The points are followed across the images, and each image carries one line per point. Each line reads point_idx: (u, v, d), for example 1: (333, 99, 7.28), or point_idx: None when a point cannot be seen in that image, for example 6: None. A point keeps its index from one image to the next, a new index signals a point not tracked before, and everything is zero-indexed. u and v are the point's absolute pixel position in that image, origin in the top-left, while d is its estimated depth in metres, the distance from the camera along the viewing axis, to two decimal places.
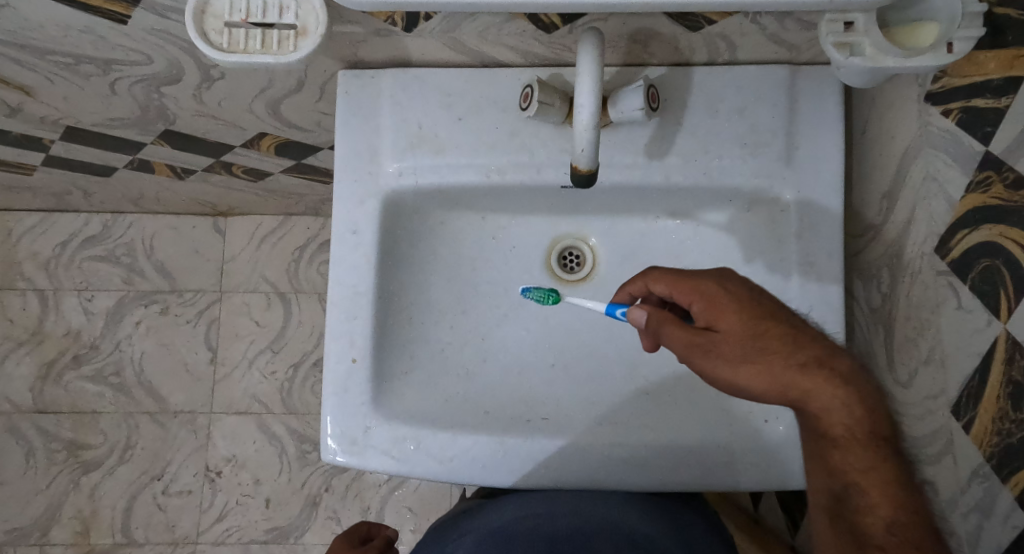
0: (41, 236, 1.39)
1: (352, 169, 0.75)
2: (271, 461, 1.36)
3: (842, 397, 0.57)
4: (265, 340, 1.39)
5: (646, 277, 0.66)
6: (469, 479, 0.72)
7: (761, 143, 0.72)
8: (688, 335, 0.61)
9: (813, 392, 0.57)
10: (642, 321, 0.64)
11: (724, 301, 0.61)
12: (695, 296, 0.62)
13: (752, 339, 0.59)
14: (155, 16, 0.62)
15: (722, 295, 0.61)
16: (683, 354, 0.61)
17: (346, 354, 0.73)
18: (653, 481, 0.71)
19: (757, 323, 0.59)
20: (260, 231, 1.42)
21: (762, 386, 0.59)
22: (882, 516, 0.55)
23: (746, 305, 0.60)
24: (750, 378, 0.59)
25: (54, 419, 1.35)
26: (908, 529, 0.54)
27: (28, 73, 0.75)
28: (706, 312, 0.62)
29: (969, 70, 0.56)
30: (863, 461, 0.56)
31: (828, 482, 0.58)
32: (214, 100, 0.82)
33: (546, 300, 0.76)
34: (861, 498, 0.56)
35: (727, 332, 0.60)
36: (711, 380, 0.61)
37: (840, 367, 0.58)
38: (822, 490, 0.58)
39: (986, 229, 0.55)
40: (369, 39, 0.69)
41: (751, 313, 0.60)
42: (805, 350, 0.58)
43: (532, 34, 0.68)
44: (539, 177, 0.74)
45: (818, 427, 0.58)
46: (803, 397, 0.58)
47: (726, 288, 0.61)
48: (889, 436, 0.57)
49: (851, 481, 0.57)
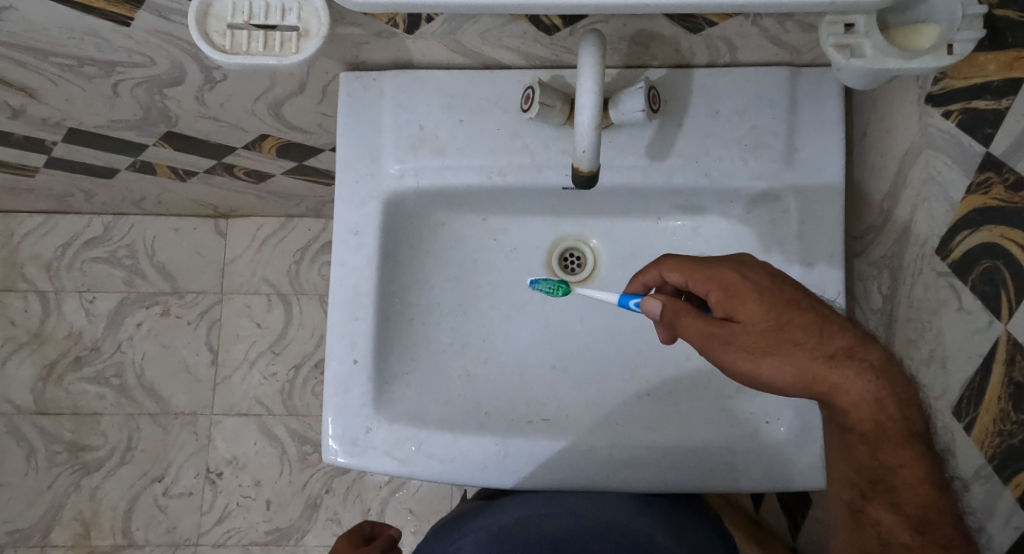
0: (42, 237, 1.39)
1: (354, 171, 0.75)
2: (271, 462, 1.36)
3: (873, 392, 0.58)
4: (266, 342, 1.40)
5: (661, 265, 0.66)
6: (470, 480, 0.72)
7: (762, 144, 0.72)
8: (706, 327, 0.60)
9: (841, 386, 0.58)
10: (655, 312, 0.63)
11: (745, 290, 0.61)
12: (712, 286, 0.62)
13: (774, 330, 0.59)
14: (158, 19, 0.63)
15: (741, 285, 0.61)
16: (701, 344, 0.61)
17: (348, 355, 0.73)
18: (654, 483, 0.71)
19: (779, 313, 0.59)
20: (261, 232, 1.42)
21: (786, 378, 0.59)
22: (909, 513, 0.55)
23: (768, 295, 0.60)
24: (775, 372, 0.59)
25: (55, 420, 1.35)
26: (930, 527, 0.54)
27: (31, 75, 0.75)
28: (725, 302, 0.61)
29: (968, 72, 0.57)
30: (893, 455, 0.57)
31: (852, 477, 0.59)
32: (216, 102, 0.83)
33: (555, 292, 0.74)
34: (888, 493, 0.57)
35: (748, 325, 0.60)
36: (731, 371, 0.61)
37: (871, 359, 0.58)
38: (846, 486, 0.59)
39: (987, 230, 0.55)
40: (371, 41, 0.69)
41: (772, 303, 0.60)
42: (833, 342, 0.59)
43: (533, 36, 0.68)
44: (540, 179, 0.74)
45: (846, 421, 0.59)
46: (830, 390, 0.58)
47: (745, 278, 0.61)
48: (917, 431, 0.57)
49: (877, 476, 0.57)
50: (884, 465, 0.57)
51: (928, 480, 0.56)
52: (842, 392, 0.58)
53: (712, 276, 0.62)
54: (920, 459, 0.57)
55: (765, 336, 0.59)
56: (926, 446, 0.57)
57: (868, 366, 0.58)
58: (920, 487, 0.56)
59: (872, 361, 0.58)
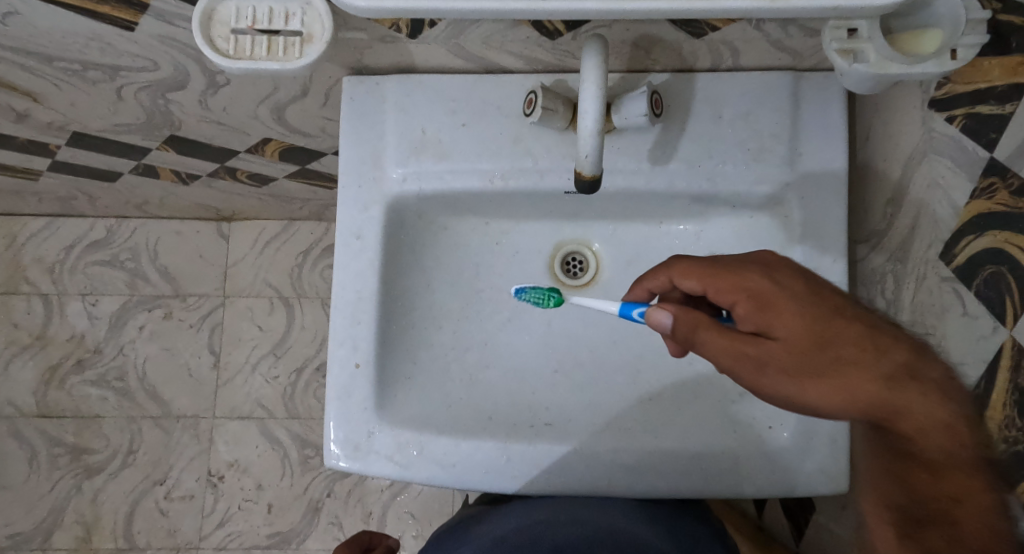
0: (46, 240, 1.39)
1: (356, 174, 0.75)
2: (273, 466, 1.36)
3: (938, 411, 0.52)
4: (268, 345, 1.40)
5: (670, 270, 0.66)
6: (472, 485, 0.72)
7: (764, 149, 0.72)
8: (736, 335, 0.59)
9: (900, 406, 0.53)
10: (664, 324, 0.62)
11: (777, 301, 0.60)
12: (738, 296, 0.62)
13: (812, 345, 0.57)
14: (162, 24, 0.63)
15: (774, 296, 0.60)
16: (730, 365, 0.59)
17: (350, 359, 0.73)
18: (657, 489, 0.71)
19: (816, 326, 0.58)
20: (264, 235, 1.42)
21: (833, 402, 0.56)
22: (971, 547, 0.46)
23: (804, 307, 0.59)
24: (819, 393, 0.56)
25: (57, 423, 1.35)
26: None
27: (35, 80, 0.75)
28: (755, 315, 0.61)
29: (973, 77, 0.56)
30: (958, 482, 0.49)
31: (897, 499, 0.51)
32: (219, 106, 0.83)
33: (545, 302, 0.73)
34: (948, 525, 0.48)
35: (783, 334, 0.59)
36: (771, 394, 0.58)
37: (930, 377, 0.53)
38: (884, 507, 0.51)
39: (992, 235, 0.55)
40: (375, 46, 0.70)
41: (809, 316, 0.58)
42: (888, 358, 0.55)
43: (536, 40, 0.68)
44: (542, 183, 0.74)
45: (912, 447, 0.52)
46: (887, 413, 0.54)
47: (777, 286, 0.60)
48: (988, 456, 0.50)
49: (937, 506, 0.49)
50: (945, 491, 0.49)
51: (993, 510, 0.48)
52: (904, 414, 0.53)
53: (743, 283, 0.62)
54: (987, 487, 0.49)
55: (801, 346, 0.58)
56: (993, 470, 0.49)
57: (931, 384, 0.53)
58: (983, 518, 0.47)
59: (935, 379, 0.53)
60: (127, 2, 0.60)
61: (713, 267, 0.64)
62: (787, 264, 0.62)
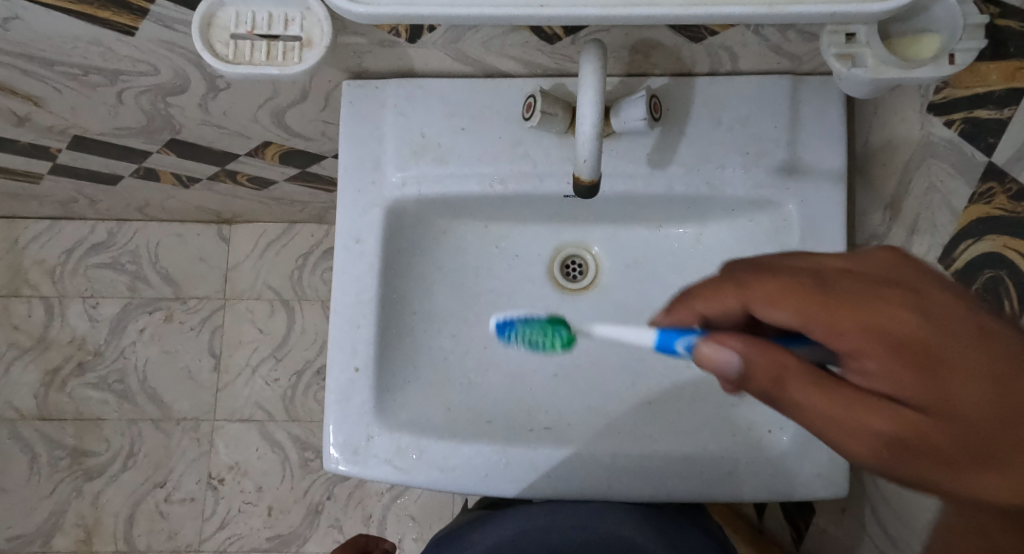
0: (47, 243, 1.40)
1: (356, 178, 0.75)
2: (273, 469, 1.36)
3: None
4: (268, 348, 1.40)
5: (752, 298, 0.52)
6: (472, 489, 0.72)
7: (763, 152, 0.72)
8: (839, 392, 0.46)
9: None
10: (730, 366, 0.50)
11: (917, 352, 0.45)
12: (866, 346, 0.46)
13: (961, 420, 0.43)
14: (162, 28, 0.63)
15: (914, 346, 0.45)
16: (830, 434, 0.46)
17: (349, 363, 0.73)
18: (656, 492, 0.71)
19: (970, 393, 0.43)
20: (264, 238, 1.42)
21: (974, 492, 0.43)
22: None
23: (952, 365, 0.44)
24: (956, 480, 0.43)
25: (58, 426, 1.36)
26: None
27: (36, 84, 0.75)
28: (881, 373, 0.46)
29: (970, 81, 0.56)
30: None
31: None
32: (219, 110, 0.83)
33: (547, 343, 0.66)
34: None
35: (926, 398, 0.44)
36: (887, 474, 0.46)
37: None
38: None
39: (991, 239, 0.55)
40: (374, 50, 0.70)
41: (958, 377, 0.43)
42: None
43: (535, 45, 0.68)
44: (541, 187, 0.74)
45: None
46: None
47: (914, 329, 0.45)
48: None
49: None
50: None
51: None
52: None
53: (882, 322, 0.46)
54: None
55: (942, 419, 0.44)
56: None
57: None
58: None
59: None
60: (127, 7, 0.60)
61: (817, 295, 0.48)
62: (937, 297, 0.46)
